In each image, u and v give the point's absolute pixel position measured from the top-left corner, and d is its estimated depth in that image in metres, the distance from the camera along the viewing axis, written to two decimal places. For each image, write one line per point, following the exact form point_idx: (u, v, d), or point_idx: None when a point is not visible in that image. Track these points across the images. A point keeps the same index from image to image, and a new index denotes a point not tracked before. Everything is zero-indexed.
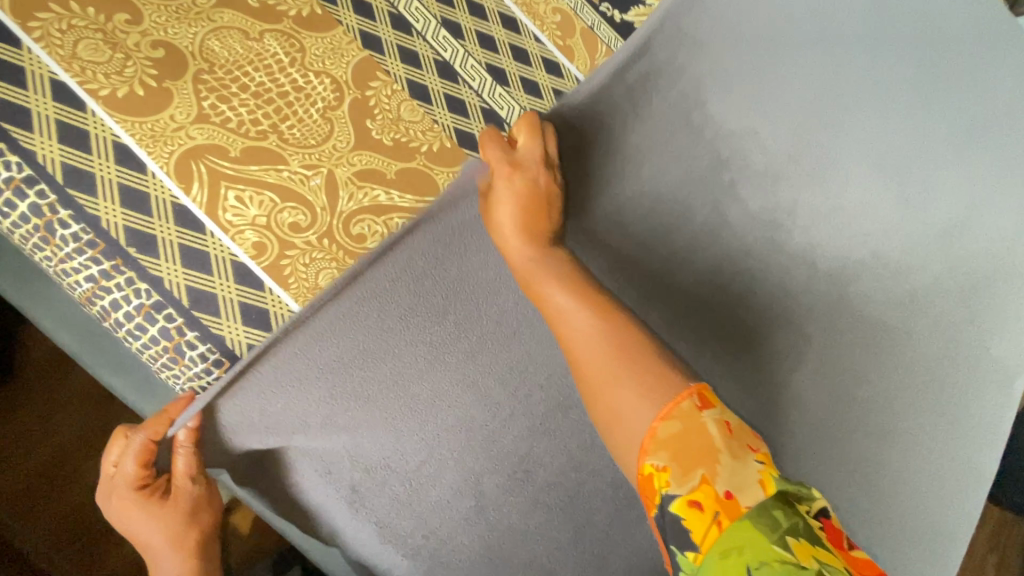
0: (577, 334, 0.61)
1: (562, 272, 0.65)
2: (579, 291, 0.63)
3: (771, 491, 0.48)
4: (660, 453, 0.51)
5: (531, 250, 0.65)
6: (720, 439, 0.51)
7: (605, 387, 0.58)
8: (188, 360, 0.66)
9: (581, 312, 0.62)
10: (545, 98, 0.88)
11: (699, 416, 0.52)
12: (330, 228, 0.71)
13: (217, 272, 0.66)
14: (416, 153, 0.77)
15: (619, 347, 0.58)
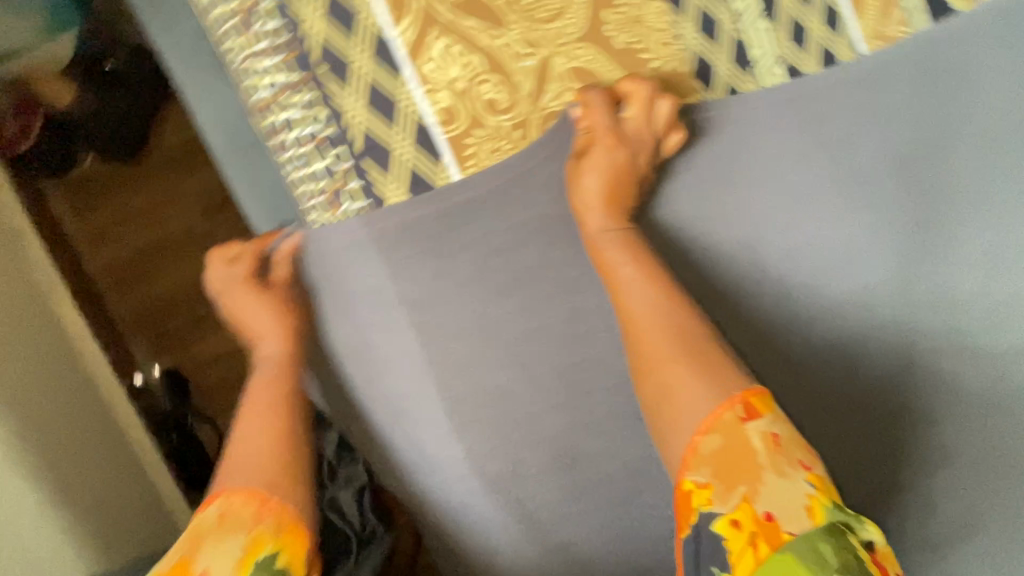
0: (632, 310, 0.55)
1: (631, 244, 0.58)
2: (652, 274, 0.56)
3: (821, 521, 0.40)
4: (702, 468, 0.45)
5: (614, 222, 0.59)
6: (765, 455, 0.44)
7: (654, 379, 0.51)
8: (341, 212, 0.58)
9: (630, 270, 0.56)
10: (806, 52, 0.68)
11: (743, 425, 0.45)
12: (527, 120, 0.61)
13: (399, 128, 0.58)
14: (645, 67, 0.65)
15: (674, 333, 0.51)
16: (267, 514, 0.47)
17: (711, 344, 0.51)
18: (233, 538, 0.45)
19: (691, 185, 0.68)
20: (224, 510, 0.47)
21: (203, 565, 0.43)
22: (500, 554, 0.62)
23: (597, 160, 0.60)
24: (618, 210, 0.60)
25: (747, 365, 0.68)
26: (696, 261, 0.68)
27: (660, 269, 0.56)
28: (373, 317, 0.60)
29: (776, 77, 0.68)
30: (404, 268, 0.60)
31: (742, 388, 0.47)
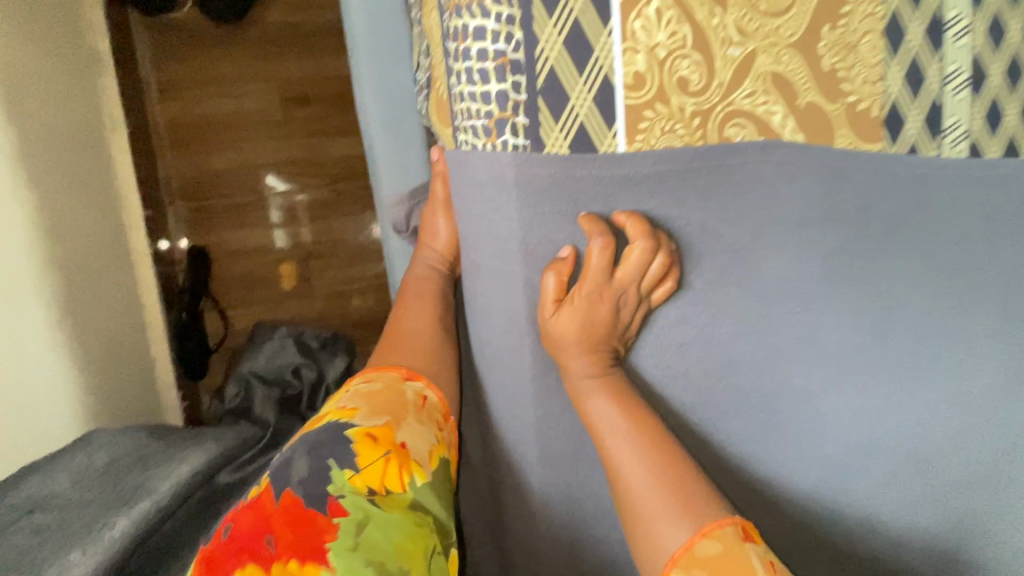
0: (604, 422, 0.57)
1: (615, 386, 0.58)
2: (627, 406, 0.58)
3: None
4: (695, 572, 0.49)
5: (595, 354, 0.58)
6: (765, 573, 0.48)
7: (644, 517, 0.53)
8: (499, 142, 0.55)
9: (602, 402, 0.57)
10: (997, 138, 0.66)
11: (744, 545, 0.49)
12: (710, 112, 0.57)
13: (584, 79, 0.54)
14: (841, 99, 0.60)
15: (666, 478, 0.54)
16: (446, 426, 0.62)
17: (699, 480, 0.54)
18: (426, 427, 0.58)
19: (837, 238, 0.64)
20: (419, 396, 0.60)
21: (409, 434, 0.56)
22: (542, 512, 0.64)
23: (626, 274, 0.56)
24: (598, 347, 0.58)
25: (823, 423, 0.67)
26: (814, 311, 0.65)
27: (639, 409, 0.58)
28: (495, 264, 0.59)
29: (958, 151, 0.65)
30: (545, 223, 0.57)
31: (739, 516, 0.53)
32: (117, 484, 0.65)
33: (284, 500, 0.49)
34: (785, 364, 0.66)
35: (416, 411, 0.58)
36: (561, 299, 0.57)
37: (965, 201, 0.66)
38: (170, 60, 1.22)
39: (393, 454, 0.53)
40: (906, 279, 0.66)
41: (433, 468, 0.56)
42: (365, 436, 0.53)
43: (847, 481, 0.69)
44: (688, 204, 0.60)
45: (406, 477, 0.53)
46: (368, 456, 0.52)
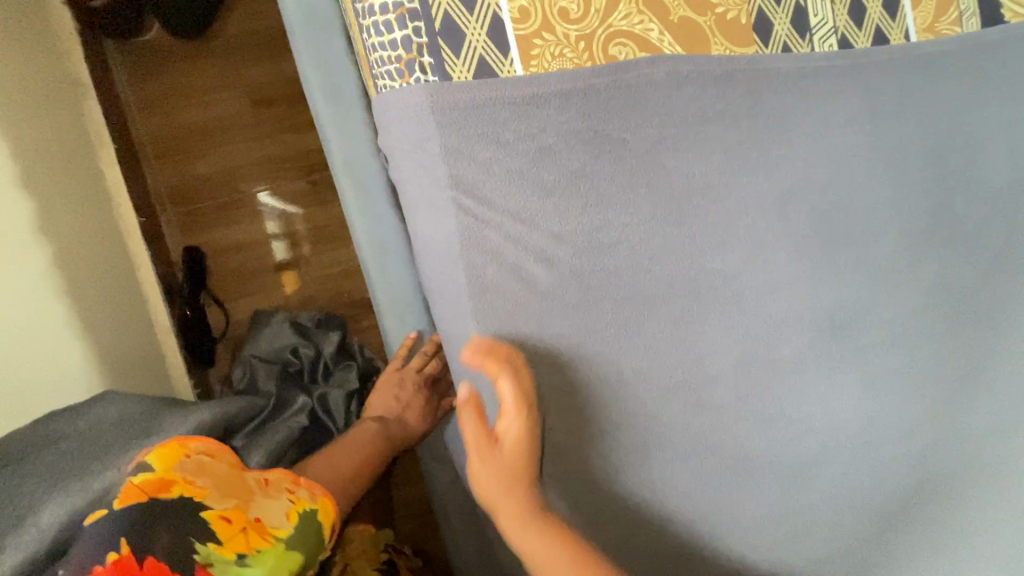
0: (528, 546, 0.60)
1: (549, 519, 0.62)
2: (561, 539, 0.60)
3: None
4: None
5: (522, 481, 0.63)
6: None
7: None
8: (412, 80, 0.63)
9: (531, 528, 0.61)
10: (863, 31, 0.74)
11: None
12: (592, 34, 0.66)
13: (476, 16, 0.62)
14: (710, 11, 0.69)
15: None
16: (299, 486, 0.65)
17: None
18: (277, 499, 0.61)
19: (734, 135, 0.70)
20: (263, 478, 0.63)
21: (263, 505, 0.60)
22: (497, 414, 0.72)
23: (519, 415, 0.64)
24: (524, 477, 0.63)
25: (751, 309, 0.72)
26: (728, 204, 0.70)
27: (571, 538, 0.60)
28: (427, 194, 0.65)
29: (828, 47, 0.73)
30: (467, 147, 0.63)
31: None
32: (132, 427, 0.74)
33: (148, 567, 0.50)
34: (705, 253, 0.70)
35: (264, 492, 0.61)
36: (505, 408, 0.63)
37: (849, 87, 0.73)
38: (146, 80, 1.34)
39: (248, 529, 0.57)
40: (804, 163, 0.73)
41: (292, 527, 0.61)
42: (219, 518, 0.56)
43: (778, 355, 0.74)
44: (593, 114, 0.66)
45: (268, 544, 0.57)
46: (228, 534, 0.55)
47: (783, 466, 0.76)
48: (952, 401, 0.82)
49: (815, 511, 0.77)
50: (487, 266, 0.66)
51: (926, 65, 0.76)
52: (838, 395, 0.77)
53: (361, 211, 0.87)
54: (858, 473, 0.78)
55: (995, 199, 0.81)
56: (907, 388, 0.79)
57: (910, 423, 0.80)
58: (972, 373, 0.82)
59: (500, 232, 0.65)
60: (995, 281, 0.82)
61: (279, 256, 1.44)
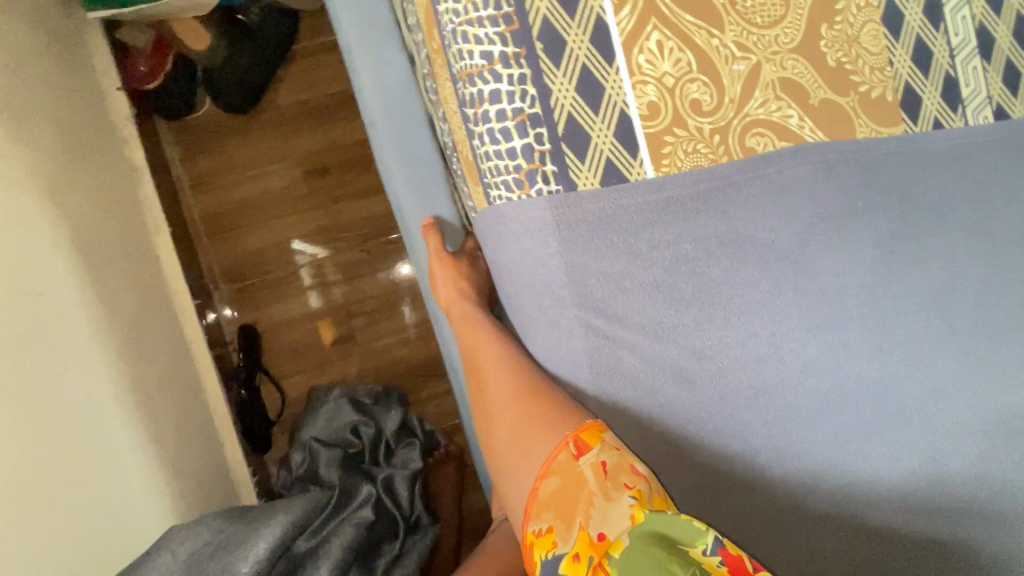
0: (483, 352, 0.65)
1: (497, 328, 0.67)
2: (508, 343, 0.64)
3: None
4: None
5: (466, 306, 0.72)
6: None
7: (522, 444, 0.57)
8: (532, 192, 0.56)
9: (485, 333, 0.67)
10: (1020, 98, 0.66)
11: (577, 464, 0.51)
12: (727, 126, 0.58)
13: (602, 116, 0.56)
14: (853, 90, 0.61)
15: (542, 401, 0.57)
16: None
17: None
18: None
19: (886, 226, 0.62)
20: None
21: None
22: None
23: (488, 269, 0.79)
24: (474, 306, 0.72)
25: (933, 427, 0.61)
26: (887, 306, 0.62)
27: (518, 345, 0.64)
28: (550, 314, 0.59)
29: (982, 118, 0.65)
30: (595, 262, 0.57)
31: None
32: None
33: None
34: (863, 361, 0.61)
35: None
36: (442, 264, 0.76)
37: (1006, 165, 0.65)
38: (197, 156, 1.30)
39: None
40: (969, 251, 0.63)
41: None
42: None
43: (995, 488, 0.60)
44: (730, 216, 0.59)
45: None
46: None
47: None
48: None
49: None
50: (619, 390, 0.59)
51: None
52: None
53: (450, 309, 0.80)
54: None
55: None
56: None
57: None
58: None
59: (635, 352, 0.58)
60: None
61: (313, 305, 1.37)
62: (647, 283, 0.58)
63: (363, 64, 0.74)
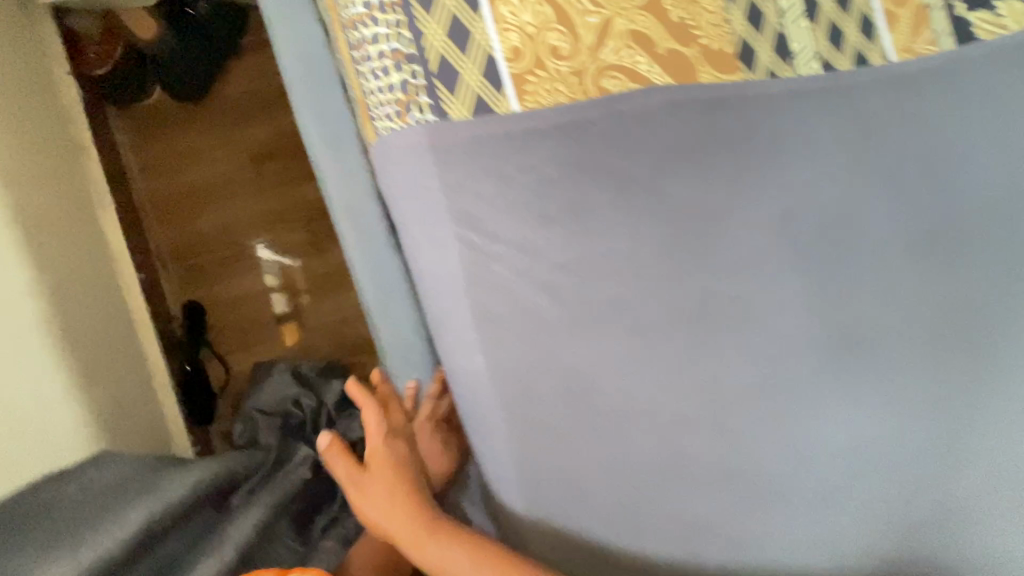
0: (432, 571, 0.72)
1: (440, 525, 0.74)
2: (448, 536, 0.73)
3: None
4: None
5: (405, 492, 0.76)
6: None
7: None
8: (409, 120, 0.64)
9: (416, 529, 0.74)
10: (844, 54, 0.76)
11: None
12: (584, 69, 0.67)
13: (470, 56, 0.64)
14: (695, 42, 0.71)
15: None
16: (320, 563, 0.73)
17: None
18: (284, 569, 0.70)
19: (728, 159, 0.71)
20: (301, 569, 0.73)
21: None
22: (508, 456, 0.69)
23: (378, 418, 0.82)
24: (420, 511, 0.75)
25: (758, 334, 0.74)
26: (728, 231, 0.71)
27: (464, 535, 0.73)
28: (429, 232, 0.66)
29: (813, 70, 0.75)
30: (467, 184, 0.64)
31: None
32: (123, 492, 0.73)
33: None
34: (707, 275, 0.71)
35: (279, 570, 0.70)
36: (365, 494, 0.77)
37: (836, 109, 0.74)
38: (147, 141, 1.36)
39: None
40: (800, 183, 0.73)
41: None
42: None
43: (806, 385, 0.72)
44: (590, 147, 0.67)
45: None
46: None
47: (811, 489, 0.74)
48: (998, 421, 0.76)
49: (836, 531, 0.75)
50: (492, 301, 0.66)
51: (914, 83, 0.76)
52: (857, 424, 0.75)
53: (362, 252, 0.86)
54: (900, 497, 0.75)
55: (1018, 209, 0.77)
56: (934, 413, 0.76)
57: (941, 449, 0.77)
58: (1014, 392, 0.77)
59: (506, 264, 0.65)
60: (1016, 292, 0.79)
61: (279, 308, 1.43)
62: (515, 204, 0.65)
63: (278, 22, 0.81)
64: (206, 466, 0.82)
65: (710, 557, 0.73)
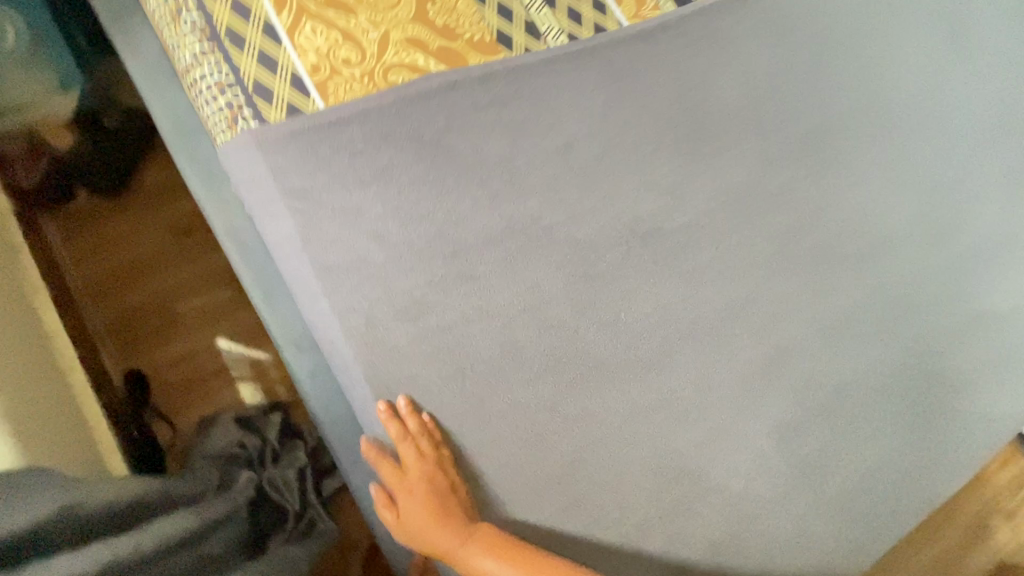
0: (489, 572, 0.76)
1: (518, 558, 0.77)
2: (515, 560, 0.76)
3: None
4: None
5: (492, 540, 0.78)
6: None
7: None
8: (238, 128, 0.83)
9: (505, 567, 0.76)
10: (584, 26, 0.99)
11: None
12: (372, 70, 0.88)
13: (279, 75, 0.83)
14: (459, 38, 0.92)
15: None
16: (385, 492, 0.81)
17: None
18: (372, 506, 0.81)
19: (505, 115, 0.90)
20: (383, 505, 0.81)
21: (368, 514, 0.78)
22: (368, 385, 0.80)
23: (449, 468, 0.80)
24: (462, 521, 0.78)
25: (565, 240, 0.88)
26: (517, 166, 0.89)
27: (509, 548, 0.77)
28: (272, 208, 0.82)
29: (563, 42, 0.97)
30: (291, 165, 0.82)
31: None
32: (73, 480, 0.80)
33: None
34: (508, 204, 0.87)
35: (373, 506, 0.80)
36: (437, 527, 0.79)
37: (585, 65, 0.95)
38: (78, 236, 1.54)
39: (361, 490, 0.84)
40: (570, 121, 0.92)
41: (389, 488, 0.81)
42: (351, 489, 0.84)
43: (608, 268, 0.89)
44: (387, 124, 0.85)
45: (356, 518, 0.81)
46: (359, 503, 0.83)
47: (635, 361, 0.88)
48: (767, 277, 0.95)
49: (667, 391, 0.88)
50: (329, 253, 0.81)
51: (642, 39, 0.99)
52: (663, 295, 0.90)
53: (241, 254, 0.91)
54: (710, 353, 0.91)
55: (743, 116, 1.00)
56: (723, 277, 0.93)
57: (737, 306, 0.93)
58: (775, 254, 0.97)
59: (334, 222, 0.82)
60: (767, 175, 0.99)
61: (247, 399, 1.54)
62: (337, 177, 0.82)
63: (130, 60, 0.92)
64: (104, 486, 0.80)
65: (565, 439, 0.84)
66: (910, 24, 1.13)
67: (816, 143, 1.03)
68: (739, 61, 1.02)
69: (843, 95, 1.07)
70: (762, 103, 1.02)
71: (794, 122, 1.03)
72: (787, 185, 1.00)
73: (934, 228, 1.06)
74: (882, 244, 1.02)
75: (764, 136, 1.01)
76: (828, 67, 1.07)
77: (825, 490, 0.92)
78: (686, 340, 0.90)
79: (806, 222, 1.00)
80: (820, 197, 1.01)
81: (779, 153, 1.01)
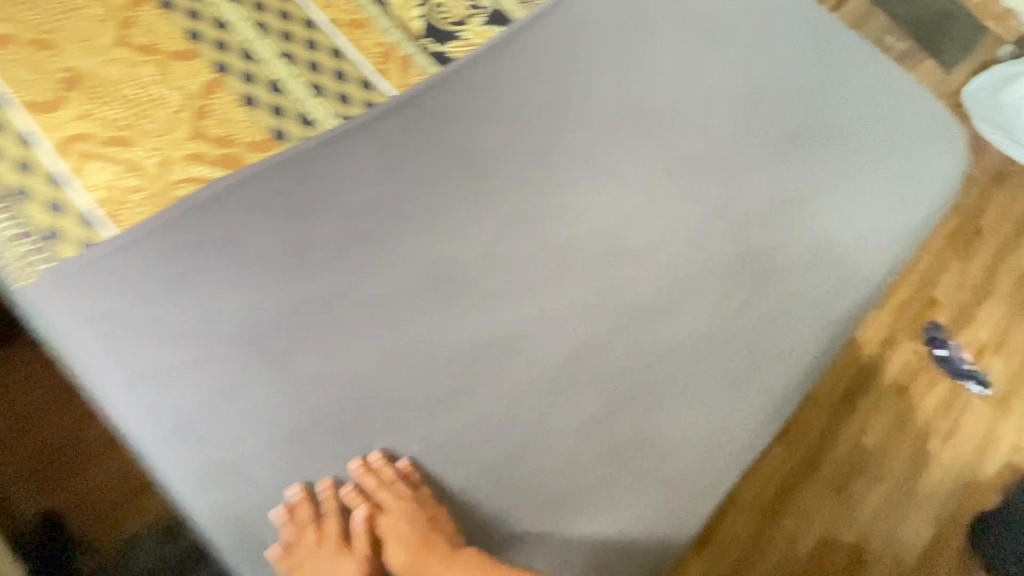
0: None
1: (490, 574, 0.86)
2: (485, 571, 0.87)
3: None
4: None
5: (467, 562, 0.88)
6: None
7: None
8: (34, 270, 0.90)
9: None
10: (356, 105, 1.11)
11: None
12: (157, 190, 0.97)
13: (68, 216, 0.93)
14: (236, 144, 1.03)
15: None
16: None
17: None
18: None
19: (287, 200, 0.99)
20: None
21: None
22: (192, 476, 0.86)
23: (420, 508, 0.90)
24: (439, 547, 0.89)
25: (361, 299, 0.96)
26: (305, 243, 0.98)
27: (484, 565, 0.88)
28: (76, 334, 0.88)
29: (336, 124, 1.09)
30: (89, 293, 0.90)
31: None
32: None
33: None
34: (301, 278, 0.95)
35: None
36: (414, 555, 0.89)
37: (358, 140, 1.06)
38: None
39: None
40: (350, 191, 1.02)
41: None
42: None
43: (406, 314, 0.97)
44: (175, 235, 0.94)
45: None
46: None
47: (449, 391, 0.96)
48: (561, 286, 1.05)
49: (485, 411, 0.97)
50: (137, 363, 0.88)
51: (408, 103, 1.10)
52: (463, 326, 0.99)
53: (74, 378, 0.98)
54: (520, 367, 1.00)
55: (515, 148, 1.11)
56: (519, 295, 1.03)
57: (538, 318, 1.03)
58: (565, 263, 1.07)
59: (137, 333, 0.89)
60: (546, 195, 1.09)
61: None
62: (133, 293, 0.90)
63: None
64: None
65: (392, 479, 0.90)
66: (657, 31, 1.26)
67: (590, 156, 1.14)
68: (503, 102, 1.14)
69: (605, 107, 1.19)
70: (531, 133, 1.13)
71: (565, 142, 1.14)
72: (567, 199, 1.10)
73: (715, 202, 1.17)
74: (668, 230, 1.14)
75: (540, 161, 1.12)
76: (588, 88, 1.19)
77: (649, 465, 1.04)
78: (494, 362, 0.99)
79: (591, 228, 1.10)
80: (601, 202, 1.12)
81: (555, 172, 1.11)
